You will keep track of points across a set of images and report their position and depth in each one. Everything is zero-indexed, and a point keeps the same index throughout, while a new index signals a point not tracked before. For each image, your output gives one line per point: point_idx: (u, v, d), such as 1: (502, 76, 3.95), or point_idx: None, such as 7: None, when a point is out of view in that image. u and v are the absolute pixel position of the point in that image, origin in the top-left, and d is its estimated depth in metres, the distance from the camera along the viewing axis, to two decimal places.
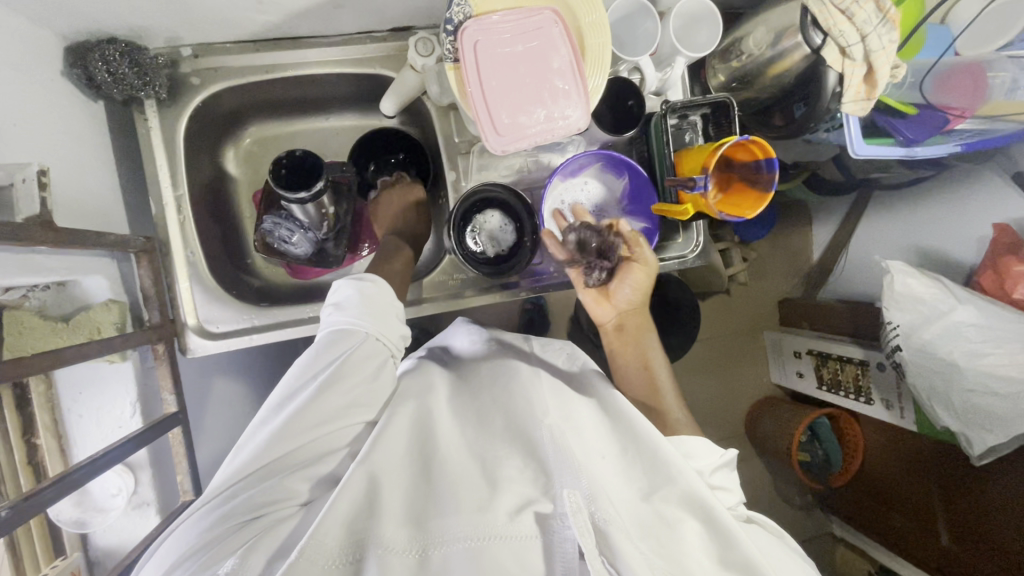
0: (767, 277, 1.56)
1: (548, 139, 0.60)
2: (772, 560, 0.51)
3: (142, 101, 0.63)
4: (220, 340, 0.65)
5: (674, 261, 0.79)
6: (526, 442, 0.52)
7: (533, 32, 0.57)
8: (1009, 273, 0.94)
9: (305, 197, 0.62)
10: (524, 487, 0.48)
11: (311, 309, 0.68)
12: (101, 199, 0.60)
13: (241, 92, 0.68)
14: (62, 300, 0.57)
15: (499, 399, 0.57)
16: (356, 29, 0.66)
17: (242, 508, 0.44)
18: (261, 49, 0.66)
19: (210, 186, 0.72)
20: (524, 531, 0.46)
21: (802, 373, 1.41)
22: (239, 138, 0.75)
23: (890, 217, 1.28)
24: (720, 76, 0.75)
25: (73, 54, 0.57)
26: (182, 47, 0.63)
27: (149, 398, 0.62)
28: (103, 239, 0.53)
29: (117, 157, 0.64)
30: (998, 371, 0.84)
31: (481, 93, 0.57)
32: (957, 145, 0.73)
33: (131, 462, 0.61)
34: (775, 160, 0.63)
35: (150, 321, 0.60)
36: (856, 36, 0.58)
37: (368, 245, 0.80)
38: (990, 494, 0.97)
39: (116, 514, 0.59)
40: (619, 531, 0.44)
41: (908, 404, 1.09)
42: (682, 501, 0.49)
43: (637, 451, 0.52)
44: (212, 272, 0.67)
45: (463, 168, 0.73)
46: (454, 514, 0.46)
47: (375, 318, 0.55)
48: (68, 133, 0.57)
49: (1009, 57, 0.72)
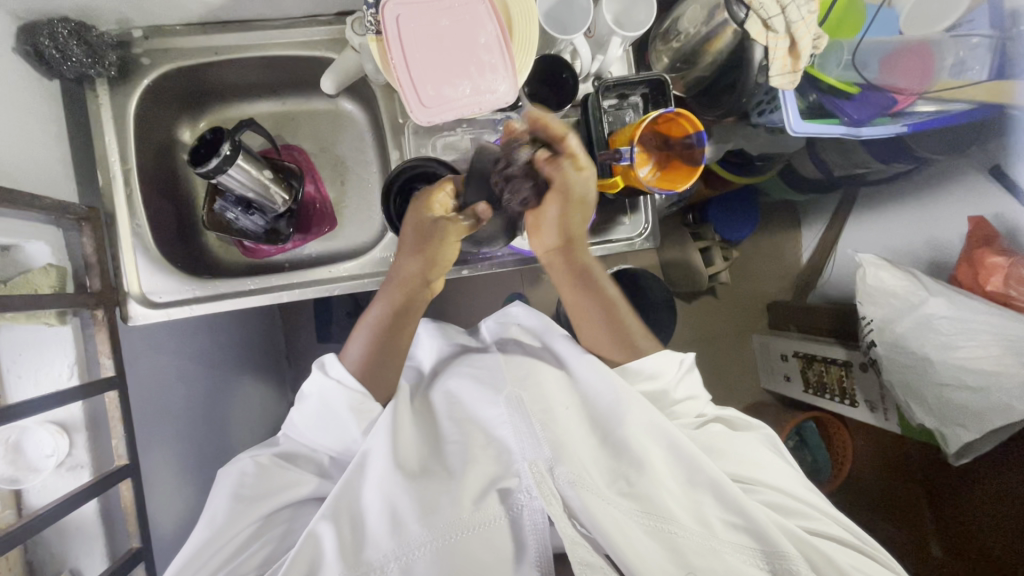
0: (754, 278, 1.48)
1: (476, 112, 0.61)
2: (736, 450, 0.64)
3: (94, 79, 0.66)
4: (161, 309, 0.68)
5: (623, 242, 0.79)
6: (484, 428, 0.63)
7: (460, 9, 0.59)
8: (983, 264, 0.88)
9: (217, 164, 0.63)
10: (489, 468, 0.59)
11: (250, 283, 0.71)
12: (50, 169, 0.63)
13: (190, 74, 0.72)
14: (5, 263, 0.58)
15: (461, 391, 0.66)
16: (300, 12, 0.70)
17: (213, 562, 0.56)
18: (208, 32, 0.69)
19: (162, 164, 0.75)
20: (491, 515, 0.56)
21: (789, 377, 1.33)
22: (196, 119, 0.79)
23: (873, 218, 1.20)
24: (664, 59, 0.75)
25: (26, 32, 0.60)
26: (134, 29, 0.67)
27: (88, 362, 0.63)
28: (39, 202, 0.56)
29: (69, 133, 0.67)
30: (972, 365, 0.83)
31: (405, 64, 0.59)
32: (903, 126, 0.72)
33: (67, 424, 0.63)
34: (704, 133, 0.65)
35: (92, 287, 0.63)
36: (776, 8, 0.60)
37: (328, 228, 0.81)
38: (980, 496, 0.93)
39: (48, 474, 0.60)
40: (582, 486, 0.53)
41: (891, 407, 1.04)
42: (642, 436, 0.59)
43: (593, 405, 0.63)
44: (156, 241, 0.70)
45: (405, 148, 0.75)
46: (419, 523, 0.55)
47: (326, 417, 0.64)
48: (20, 105, 0.60)
49: (953, 37, 0.71)
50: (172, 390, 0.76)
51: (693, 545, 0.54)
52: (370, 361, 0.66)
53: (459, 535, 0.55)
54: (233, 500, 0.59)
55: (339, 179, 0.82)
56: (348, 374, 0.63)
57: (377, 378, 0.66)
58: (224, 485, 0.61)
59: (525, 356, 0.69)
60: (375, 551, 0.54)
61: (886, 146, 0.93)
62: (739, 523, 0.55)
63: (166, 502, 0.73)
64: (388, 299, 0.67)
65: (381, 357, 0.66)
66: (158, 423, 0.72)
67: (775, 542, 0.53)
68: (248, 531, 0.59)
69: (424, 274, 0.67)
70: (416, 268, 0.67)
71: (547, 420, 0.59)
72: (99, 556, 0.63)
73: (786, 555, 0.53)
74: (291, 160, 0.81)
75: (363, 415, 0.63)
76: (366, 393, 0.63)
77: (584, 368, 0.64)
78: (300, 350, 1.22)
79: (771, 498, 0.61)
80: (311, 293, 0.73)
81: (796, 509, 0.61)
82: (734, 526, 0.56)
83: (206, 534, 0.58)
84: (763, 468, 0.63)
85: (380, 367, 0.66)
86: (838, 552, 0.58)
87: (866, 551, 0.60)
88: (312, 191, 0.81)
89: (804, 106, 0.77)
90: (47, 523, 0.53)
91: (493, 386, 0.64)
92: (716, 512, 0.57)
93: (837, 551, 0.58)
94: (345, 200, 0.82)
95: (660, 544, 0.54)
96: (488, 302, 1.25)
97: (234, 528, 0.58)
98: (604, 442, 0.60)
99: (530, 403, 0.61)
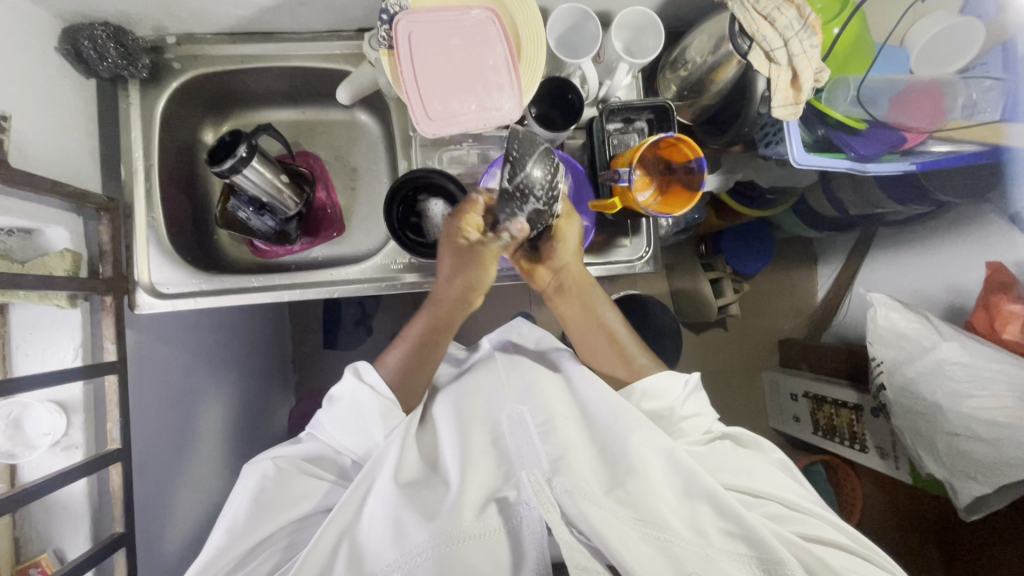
0: (764, 312, 1.43)
1: (481, 128, 0.64)
2: (747, 473, 0.61)
3: (127, 81, 0.71)
4: (167, 299, 0.71)
5: (623, 264, 0.79)
6: (489, 430, 0.62)
7: (469, 28, 0.61)
8: (1000, 312, 0.84)
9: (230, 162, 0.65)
10: (487, 478, 0.58)
11: (252, 280, 0.74)
12: (78, 160, 0.67)
13: (216, 80, 0.76)
14: (27, 246, 0.61)
15: (471, 398, 0.65)
16: (323, 27, 0.74)
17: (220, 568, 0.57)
18: (236, 41, 0.74)
19: (183, 162, 0.79)
20: (491, 526, 0.55)
21: (797, 417, 1.28)
22: (219, 123, 0.83)
23: (890, 260, 1.17)
24: (672, 86, 0.78)
25: (68, 33, 0.65)
26: (168, 36, 0.72)
27: (93, 346, 0.65)
28: (62, 188, 0.59)
29: (98, 127, 0.71)
30: (984, 415, 0.78)
31: (413, 78, 0.61)
32: (912, 164, 0.71)
33: (66, 404, 0.64)
34: (704, 159, 0.65)
35: (105, 274, 0.66)
36: (778, 40, 0.62)
37: (337, 233, 0.84)
38: (992, 557, 0.87)
39: (43, 452, 0.62)
40: (582, 496, 0.53)
41: (902, 455, 0.99)
42: (640, 447, 0.57)
43: (592, 416, 0.62)
44: (170, 235, 0.74)
45: (413, 160, 0.78)
46: (419, 527, 0.53)
47: (355, 418, 0.63)
48: (57, 99, 0.64)
49: (964, 79, 0.70)
50: (173, 379, 0.78)
51: (691, 554, 0.51)
52: (408, 369, 0.68)
53: (454, 544, 0.53)
54: (249, 509, 0.59)
55: (350, 185, 0.86)
56: (380, 380, 0.64)
57: (410, 388, 0.68)
58: (242, 491, 0.60)
59: (526, 367, 0.69)
60: (379, 560, 0.53)
61: (899, 183, 0.91)
62: (734, 530, 0.53)
63: (157, 494, 0.73)
64: (433, 317, 0.70)
65: (413, 376, 0.68)
66: (155, 410, 0.74)
67: (777, 556, 0.50)
68: (253, 547, 0.58)
69: (464, 292, 0.69)
70: (455, 287, 0.69)
71: (549, 430, 0.60)
72: (82, 538, 0.64)
73: (782, 562, 0.50)
74: (306, 167, 0.84)
75: (390, 420, 0.63)
76: (395, 400, 0.64)
77: (585, 381, 0.64)
78: (304, 354, 1.23)
79: (774, 510, 0.59)
80: (311, 295, 0.74)
81: (794, 517, 0.58)
82: (731, 534, 0.53)
83: (220, 542, 0.58)
84: (772, 479, 0.61)
85: (416, 376, 0.68)
86: (837, 558, 0.55)
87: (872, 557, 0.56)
88: (323, 197, 0.84)
89: (810, 140, 0.77)
90: (38, 496, 0.55)
91: (497, 398, 0.65)
92: (713, 521, 0.54)
93: (838, 557, 0.55)
94: (353, 207, 0.86)
95: (660, 554, 0.51)
96: (492, 319, 1.25)
97: (244, 540, 0.58)
98: (602, 456, 0.59)
99: (532, 417, 0.61)
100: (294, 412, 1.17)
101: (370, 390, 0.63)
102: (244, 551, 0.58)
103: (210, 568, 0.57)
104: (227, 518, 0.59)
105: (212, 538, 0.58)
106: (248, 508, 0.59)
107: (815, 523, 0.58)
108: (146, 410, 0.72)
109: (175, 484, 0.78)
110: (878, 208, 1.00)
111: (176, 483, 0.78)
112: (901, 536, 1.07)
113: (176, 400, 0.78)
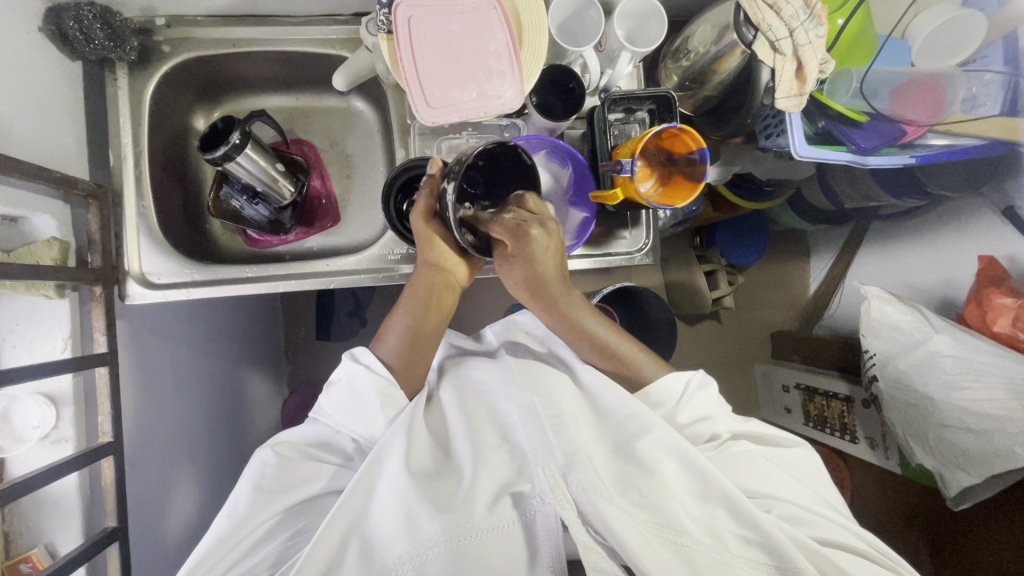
0: (757, 304, 1.44)
1: (481, 116, 0.62)
2: (764, 477, 0.60)
3: (115, 64, 0.69)
4: (160, 289, 0.70)
5: (622, 257, 0.79)
6: (498, 426, 0.62)
7: (472, 15, 0.60)
8: (990, 305, 0.84)
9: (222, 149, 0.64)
10: (501, 472, 0.58)
11: (249, 269, 0.73)
12: (66, 146, 0.65)
13: (206, 64, 0.74)
14: (11, 235, 0.59)
15: (476, 394, 0.65)
16: (318, 10, 0.72)
17: (226, 554, 0.56)
18: (228, 24, 0.72)
19: (174, 149, 0.77)
20: (504, 520, 0.54)
21: (789, 409, 1.29)
22: (210, 109, 0.81)
23: (883, 253, 1.17)
24: (674, 76, 0.77)
25: (52, 13, 0.62)
26: (157, 18, 0.70)
27: (82, 337, 0.63)
28: (47, 174, 0.57)
29: (85, 111, 0.69)
30: (976, 406, 0.79)
31: (413, 64, 0.60)
32: (910, 157, 0.70)
33: (56, 397, 0.62)
34: (707, 151, 0.65)
35: (93, 264, 0.64)
36: (784, 31, 0.61)
37: (331, 224, 0.82)
38: (980, 546, 0.88)
39: (32, 445, 0.60)
40: (597, 494, 0.52)
41: (893, 446, 1.01)
42: (654, 449, 0.57)
43: (607, 414, 0.62)
44: (161, 224, 0.72)
45: (410, 149, 0.76)
46: (432, 521, 0.53)
47: (354, 402, 0.62)
48: (42, 82, 0.62)
49: (966, 72, 0.70)
50: (165, 372, 0.77)
51: (707, 559, 0.52)
52: (405, 348, 0.66)
53: (470, 540, 0.53)
54: (254, 492, 0.58)
55: (346, 173, 0.84)
56: (378, 361, 0.63)
57: (411, 368, 0.66)
58: (246, 476, 0.59)
59: (536, 364, 0.68)
60: (390, 552, 0.53)
61: (895, 176, 0.91)
62: (752, 537, 0.53)
63: (148, 487, 0.72)
64: (417, 296, 0.69)
65: (415, 353, 0.67)
66: (147, 401, 0.72)
67: (792, 561, 0.52)
68: (262, 531, 0.57)
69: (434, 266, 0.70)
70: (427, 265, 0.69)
71: (560, 425, 0.58)
72: (75, 532, 0.62)
73: (800, 570, 0.51)
74: (300, 154, 0.83)
75: (389, 402, 0.62)
76: (392, 379, 0.63)
77: (594, 379, 0.64)
78: (297, 346, 1.22)
79: (791, 512, 0.58)
80: (308, 284, 0.73)
81: (809, 520, 0.58)
82: (748, 540, 0.54)
83: (228, 525, 0.57)
84: (786, 484, 0.60)
85: (413, 358, 0.66)
86: (850, 563, 0.55)
87: (880, 559, 0.57)
88: (318, 185, 0.83)
89: (811, 133, 0.76)
90: (28, 491, 0.53)
91: (507, 389, 0.63)
92: (730, 526, 0.55)
93: (848, 560, 0.56)
94: (349, 197, 0.84)
95: (677, 559, 0.52)
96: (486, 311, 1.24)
97: (250, 526, 0.57)
98: (617, 454, 0.58)
99: (543, 407, 0.60)
100: (286, 404, 1.16)
101: (367, 370, 0.62)
102: (254, 535, 0.57)
103: (219, 549, 0.56)
104: (232, 502, 0.58)
105: (215, 524, 0.57)
106: (253, 493, 0.58)
107: (824, 524, 0.58)
108: (138, 401, 0.70)
109: (168, 476, 0.76)
110: (873, 202, 1.00)
111: (168, 474, 0.76)
112: (891, 526, 1.09)
113: (166, 392, 0.76)
